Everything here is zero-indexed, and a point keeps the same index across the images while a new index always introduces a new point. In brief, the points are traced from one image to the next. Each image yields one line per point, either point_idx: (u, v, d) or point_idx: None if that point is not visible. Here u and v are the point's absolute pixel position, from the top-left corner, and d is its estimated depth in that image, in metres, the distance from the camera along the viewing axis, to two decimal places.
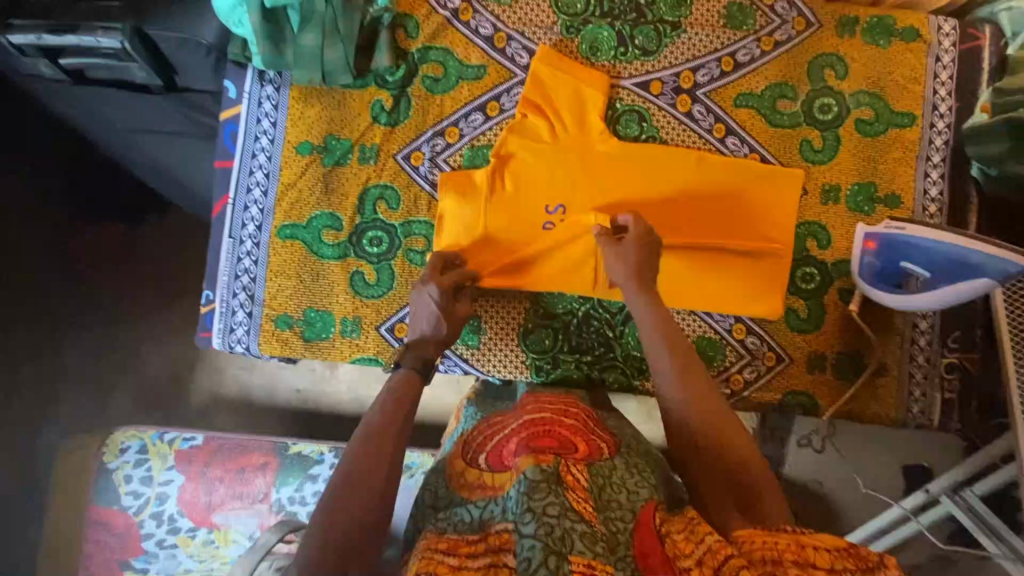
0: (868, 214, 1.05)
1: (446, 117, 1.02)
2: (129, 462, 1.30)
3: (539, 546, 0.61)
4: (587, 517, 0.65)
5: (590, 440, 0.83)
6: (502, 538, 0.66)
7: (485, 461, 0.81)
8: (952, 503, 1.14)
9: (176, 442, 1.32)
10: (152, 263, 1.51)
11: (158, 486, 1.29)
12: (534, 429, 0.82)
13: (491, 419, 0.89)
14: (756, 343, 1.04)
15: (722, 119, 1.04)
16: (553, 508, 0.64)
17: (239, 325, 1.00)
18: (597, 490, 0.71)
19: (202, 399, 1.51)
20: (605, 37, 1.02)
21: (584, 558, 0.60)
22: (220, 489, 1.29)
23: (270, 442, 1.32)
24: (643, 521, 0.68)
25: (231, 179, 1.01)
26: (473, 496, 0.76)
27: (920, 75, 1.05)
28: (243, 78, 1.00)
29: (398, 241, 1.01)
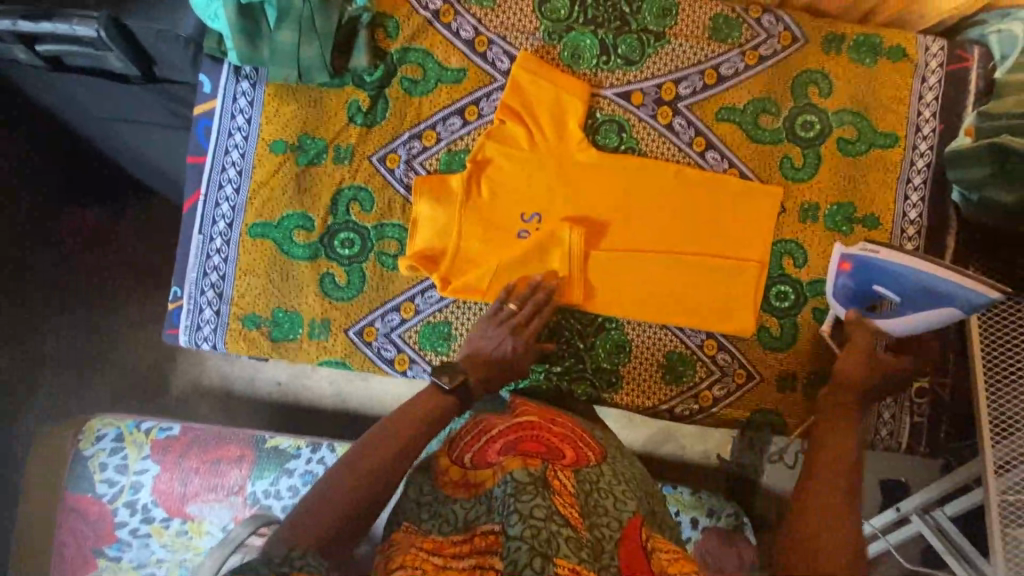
0: (846, 235, 1.04)
1: (423, 120, 1.01)
2: (105, 449, 1.30)
3: (524, 548, 0.64)
4: (571, 521, 0.69)
5: (577, 447, 0.84)
6: (489, 540, 0.70)
7: (470, 461, 0.81)
8: (922, 522, 1.16)
9: (153, 432, 1.32)
10: (135, 252, 1.50)
11: (133, 475, 1.28)
12: (520, 432, 0.83)
13: (479, 419, 0.88)
14: (728, 360, 1.03)
15: (703, 132, 1.02)
16: (540, 509, 0.68)
17: (206, 323, 0.99)
18: (584, 497, 0.75)
19: (181, 390, 1.51)
20: (587, 44, 1.01)
21: (569, 562, 0.64)
22: (195, 480, 1.28)
23: (248, 435, 1.33)
24: (629, 532, 0.72)
25: (203, 175, 0.99)
26: (458, 494, 0.78)
27: (905, 96, 1.04)
28: (218, 72, 0.99)
29: (370, 244, 1.00)
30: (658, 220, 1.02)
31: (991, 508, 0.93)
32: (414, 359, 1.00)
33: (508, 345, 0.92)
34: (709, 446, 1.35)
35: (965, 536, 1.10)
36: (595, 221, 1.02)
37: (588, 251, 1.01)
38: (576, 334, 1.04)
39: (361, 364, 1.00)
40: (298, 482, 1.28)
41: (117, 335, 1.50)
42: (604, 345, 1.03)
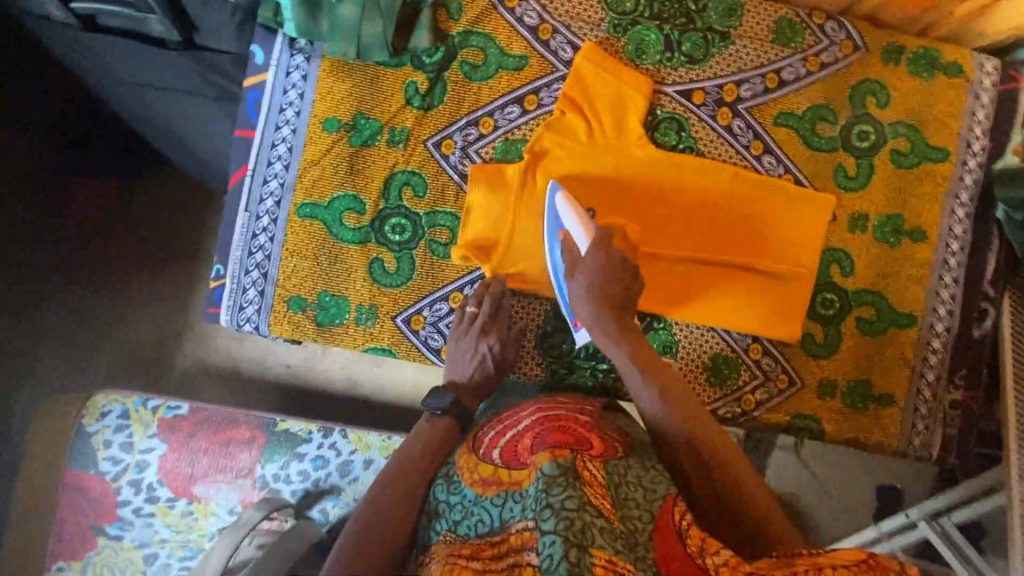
0: (893, 246, 1.05)
1: (481, 107, 0.98)
2: (109, 427, 1.25)
3: (560, 540, 0.57)
4: (604, 513, 0.64)
5: (604, 437, 0.80)
6: (523, 536, 0.64)
7: (500, 458, 0.78)
8: (930, 528, 1.18)
9: (159, 410, 1.27)
10: (152, 226, 1.45)
11: (138, 454, 1.24)
12: (547, 424, 0.80)
13: (501, 413, 0.86)
14: (771, 365, 1.04)
15: (760, 136, 1.02)
16: (571, 501, 0.61)
17: (249, 303, 0.96)
18: (614, 488, 0.69)
19: (187, 367, 1.46)
20: (652, 40, 1.00)
21: (605, 552, 0.58)
22: (203, 460, 1.25)
23: (258, 416, 1.28)
24: (662, 521, 0.67)
25: (252, 150, 0.96)
26: (487, 492, 0.74)
27: (958, 112, 1.05)
28: (272, 44, 0.95)
29: (422, 231, 0.98)
30: (711, 223, 1.02)
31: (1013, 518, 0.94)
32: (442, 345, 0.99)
33: (481, 348, 0.94)
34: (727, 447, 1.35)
35: (971, 545, 1.13)
36: (648, 219, 1.01)
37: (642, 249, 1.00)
38: None
39: (407, 353, 0.98)
40: (308, 467, 1.27)
41: (129, 311, 1.44)
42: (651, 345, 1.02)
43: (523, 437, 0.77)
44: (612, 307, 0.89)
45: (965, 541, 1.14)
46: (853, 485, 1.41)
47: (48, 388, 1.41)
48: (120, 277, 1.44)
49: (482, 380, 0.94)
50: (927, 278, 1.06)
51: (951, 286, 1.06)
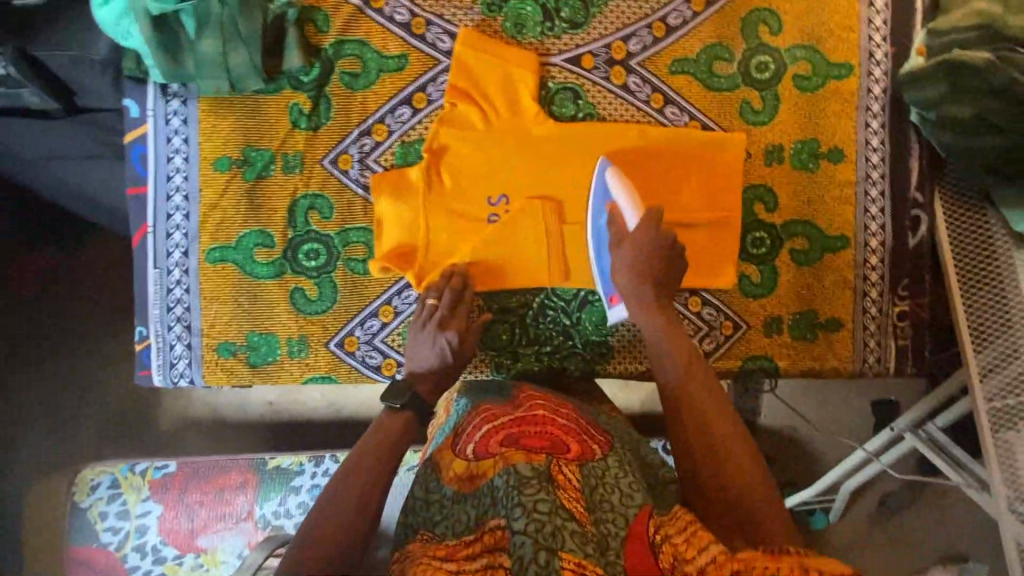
0: (813, 172, 1.04)
1: (371, 115, 0.96)
2: (102, 498, 1.24)
3: (529, 542, 0.64)
4: (576, 516, 0.68)
5: (582, 440, 0.81)
6: (496, 536, 0.68)
7: (472, 451, 0.80)
8: (917, 437, 1.21)
9: (149, 472, 1.27)
10: (84, 295, 1.41)
11: (136, 519, 1.23)
12: (524, 424, 0.81)
13: (480, 408, 0.85)
14: (713, 314, 1.03)
15: (659, 88, 1.00)
16: (544, 505, 0.67)
17: (179, 358, 0.95)
18: (588, 490, 0.72)
19: (172, 424, 1.44)
20: (529, 12, 0.97)
21: (575, 555, 0.63)
22: (202, 512, 1.24)
23: (248, 459, 1.29)
24: (636, 531, 0.68)
25: (148, 206, 0.94)
26: (462, 489, 0.77)
27: (854, 24, 1.02)
28: (143, 93, 0.92)
29: (337, 252, 0.96)
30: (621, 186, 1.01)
31: (981, 408, 0.96)
32: (375, 341, 0.97)
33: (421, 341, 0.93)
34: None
35: (956, 445, 1.19)
36: (560, 194, 0.99)
37: (562, 226, 0.99)
38: (560, 311, 1.02)
39: (348, 376, 0.97)
40: (307, 498, 1.25)
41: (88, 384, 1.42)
42: (590, 318, 1.02)
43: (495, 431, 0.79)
44: (651, 279, 0.89)
45: (951, 441, 1.19)
46: (843, 407, 1.42)
47: (21, 478, 1.39)
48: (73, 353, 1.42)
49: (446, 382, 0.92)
50: (853, 197, 1.04)
51: (879, 199, 1.05)
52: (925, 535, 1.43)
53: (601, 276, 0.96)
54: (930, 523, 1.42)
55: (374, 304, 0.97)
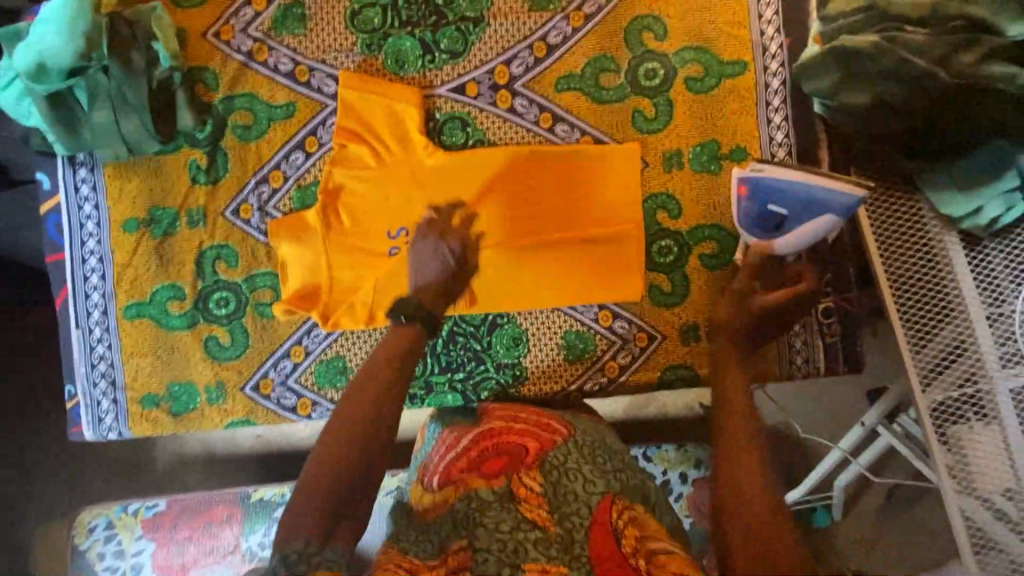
0: (717, 173, 1.01)
1: (266, 163, 0.99)
2: (99, 540, 1.22)
3: (492, 560, 0.65)
4: (539, 522, 0.69)
5: (541, 436, 0.83)
6: (461, 558, 0.67)
7: (437, 480, 0.81)
8: (890, 433, 1.17)
9: (142, 511, 1.24)
10: (18, 349, 1.25)
11: (131, 557, 1.21)
12: (488, 441, 0.83)
13: (444, 434, 0.89)
14: (625, 327, 1.02)
15: (547, 107, 1.00)
16: (506, 523, 0.69)
17: (106, 413, 0.99)
18: (551, 490, 0.73)
19: (167, 462, 1.38)
20: (408, 48, 0.99)
21: (538, 563, 0.65)
22: (191, 548, 1.22)
23: (232, 492, 1.25)
24: (598, 518, 0.70)
25: (66, 271, 0.99)
26: (427, 513, 0.77)
27: (744, 19, 1.00)
28: (54, 167, 0.98)
29: (246, 298, 1.00)
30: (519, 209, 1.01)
31: (923, 406, 0.95)
32: (288, 381, 1.00)
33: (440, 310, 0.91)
34: (690, 398, 1.29)
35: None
36: (458, 222, 1.00)
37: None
38: (472, 337, 1.02)
39: (266, 418, 1.00)
40: None
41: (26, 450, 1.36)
42: (501, 341, 1.02)
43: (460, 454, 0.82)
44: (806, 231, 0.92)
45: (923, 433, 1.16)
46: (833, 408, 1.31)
47: None
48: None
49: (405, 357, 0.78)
50: None
51: None
52: (910, 536, 1.34)
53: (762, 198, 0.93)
54: (914, 522, 1.33)
55: (285, 345, 1.00)
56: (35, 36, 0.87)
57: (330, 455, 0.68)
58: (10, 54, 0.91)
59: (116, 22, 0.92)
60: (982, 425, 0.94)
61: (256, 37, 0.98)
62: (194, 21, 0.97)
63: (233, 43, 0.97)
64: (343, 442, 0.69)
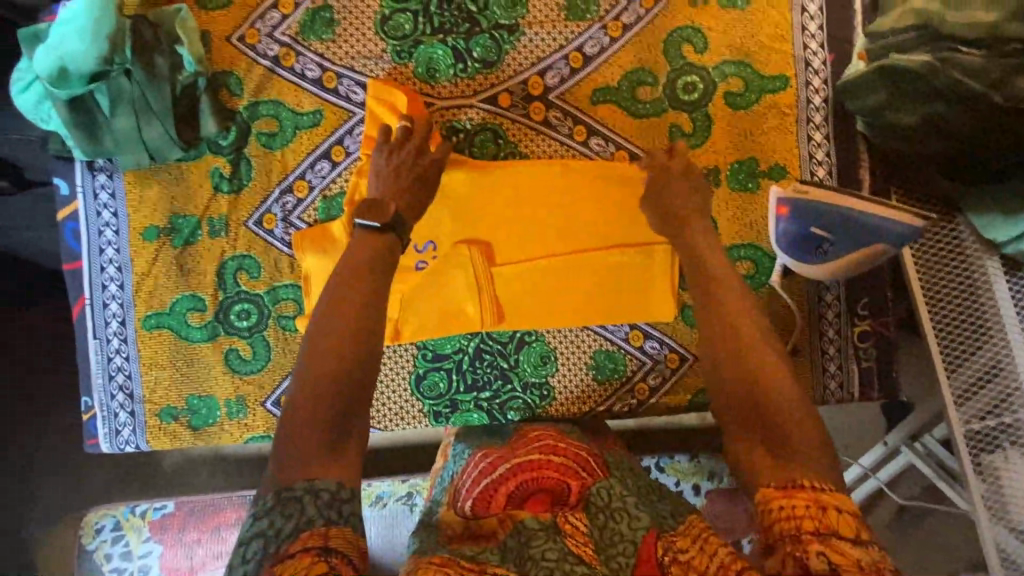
0: (754, 192, 0.98)
1: (291, 172, 0.96)
2: (107, 540, 1.19)
3: None
4: (586, 559, 0.67)
5: (582, 474, 0.80)
6: None
7: (472, 508, 0.78)
8: (913, 453, 1.17)
9: (148, 513, 1.21)
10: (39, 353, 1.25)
11: (139, 559, 1.18)
12: (527, 473, 0.80)
13: (478, 459, 0.86)
14: (656, 348, 1.00)
15: (581, 120, 0.97)
16: (552, 552, 0.66)
17: (124, 426, 0.97)
18: (597, 532, 0.71)
19: (174, 463, 1.36)
20: (440, 56, 0.95)
21: None
22: (199, 550, 1.19)
23: (241, 495, 1.23)
24: (643, 556, 0.66)
25: (84, 279, 0.96)
26: (462, 545, 0.73)
27: (787, 32, 0.97)
28: (72, 172, 0.95)
29: (267, 310, 0.97)
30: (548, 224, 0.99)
31: (957, 433, 0.93)
32: None
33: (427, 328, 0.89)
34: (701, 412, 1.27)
35: (954, 457, 1.14)
36: (486, 237, 0.97)
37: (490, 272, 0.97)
38: (498, 355, 1.00)
39: None
40: None
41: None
42: (528, 360, 1.00)
43: (500, 484, 0.79)
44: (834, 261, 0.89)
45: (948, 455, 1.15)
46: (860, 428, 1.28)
47: None
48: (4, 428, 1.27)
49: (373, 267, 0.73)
50: None
51: None
52: (934, 558, 1.31)
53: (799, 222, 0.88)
54: (938, 545, 1.31)
55: None
56: (56, 39, 0.84)
57: (313, 391, 0.65)
58: (30, 56, 0.87)
59: (139, 24, 0.88)
60: (1018, 453, 0.91)
61: (283, 41, 0.94)
62: (219, 23, 0.94)
63: (259, 48, 0.94)
64: (323, 371, 0.66)
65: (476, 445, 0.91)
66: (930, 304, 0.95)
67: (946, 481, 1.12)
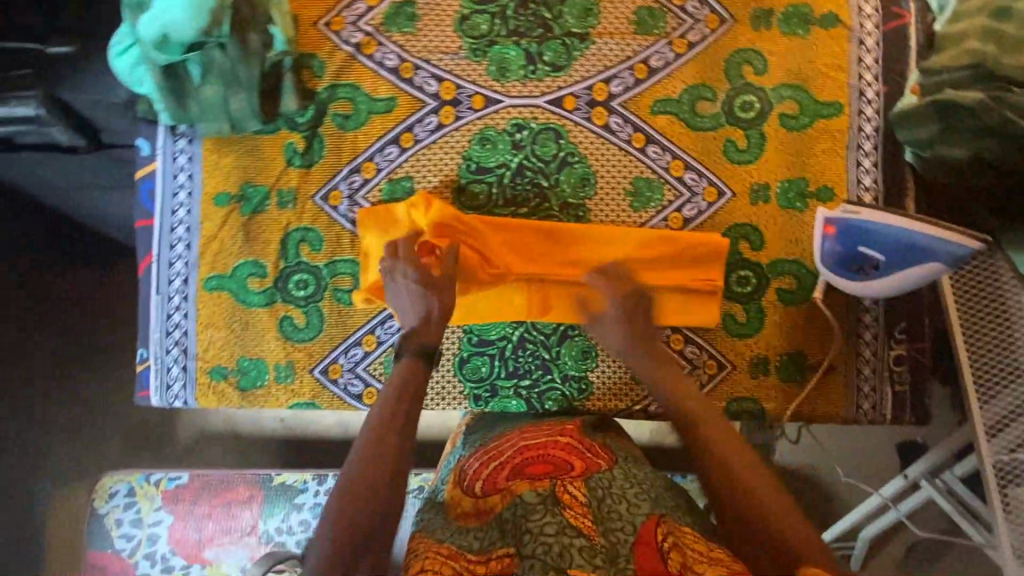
0: (802, 211, 1.02)
1: (361, 153, 1.01)
2: (119, 506, 1.21)
3: (538, 564, 0.67)
4: (584, 531, 0.70)
5: (586, 458, 0.85)
6: (505, 563, 0.70)
7: (479, 488, 0.83)
8: (933, 487, 1.17)
9: (162, 483, 1.24)
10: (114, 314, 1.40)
11: (148, 528, 1.20)
12: (528, 455, 0.86)
13: (484, 448, 0.92)
14: (696, 353, 1.02)
15: (640, 128, 1.01)
16: (551, 527, 0.70)
17: (175, 380, 1.01)
18: (596, 504, 0.75)
19: (188, 436, 1.42)
20: (513, 57, 1.01)
21: (585, 571, 0.66)
22: (209, 525, 1.20)
23: (254, 473, 1.26)
24: (644, 537, 0.70)
25: (154, 237, 1.01)
26: (467, 523, 0.79)
27: (844, 62, 1.01)
28: (155, 135, 1.01)
29: (325, 282, 1.01)
30: (601, 223, 1.02)
31: (988, 469, 0.94)
32: (353, 367, 1.01)
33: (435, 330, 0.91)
34: None
35: (974, 495, 1.15)
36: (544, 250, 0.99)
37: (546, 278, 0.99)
38: (541, 345, 1.03)
39: (330, 402, 1.01)
40: (308, 516, 1.22)
41: (79, 404, 1.40)
42: (570, 355, 1.03)
43: (502, 466, 0.84)
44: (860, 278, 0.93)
45: (969, 494, 1.15)
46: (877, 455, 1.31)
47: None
48: (69, 373, 1.40)
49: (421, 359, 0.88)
50: None
51: None
52: None
53: (832, 239, 0.92)
54: None
55: (356, 335, 1.01)
56: (159, 9, 0.87)
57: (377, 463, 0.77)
58: (132, 22, 0.92)
59: None
60: None
61: (366, 31, 1.00)
62: (310, 9, 1.00)
63: (343, 34, 1.00)
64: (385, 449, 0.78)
65: (512, 426, 0.96)
66: (965, 334, 0.96)
67: (965, 518, 1.14)
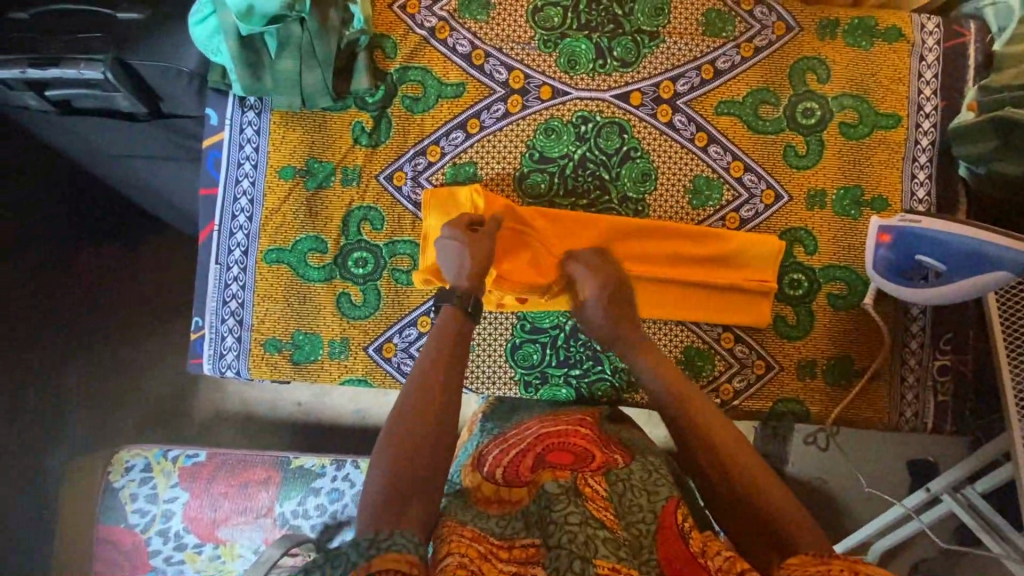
0: (856, 218, 1.04)
1: (427, 136, 1.02)
2: (135, 480, 1.19)
3: (563, 553, 0.64)
4: (607, 523, 0.69)
5: (604, 451, 0.85)
6: (529, 552, 0.69)
7: (500, 475, 0.82)
8: (954, 500, 1.15)
9: (180, 459, 1.22)
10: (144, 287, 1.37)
11: (164, 503, 1.18)
12: (548, 442, 0.85)
13: (501, 437, 0.90)
14: (745, 352, 1.04)
15: (703, 127, 1.03)
16: (574, 516, 0.67)
17: (228, 350, 1.01)
18: (618, 498, 0.75)
19: (205, 417, 1.39)
20: (583, 50, 1.02)
21: (609, 561, 0.64)
22: (224, 504, 1.19)
23: (273, 455, 1.23)
24: (666, 522, 0.72)
25: (216, 206, 1.02)
26: (489, 509, 0.78)
27: (904, 76, 1.04)
28: (224, 105, 1.01)
29: (383, 261, 1.01)
30: (661, 218, 1.03)
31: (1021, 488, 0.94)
32: (407, 347, 1.01)
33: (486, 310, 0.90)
34: None
35: (996, 512, 1.11)
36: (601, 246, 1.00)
37: None
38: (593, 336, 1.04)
39: (382, 380, 1.02)
40: (325, 500, 1.20)
41: (103, 374, 1.37)
42: None
43: (525, 456, 0.83)
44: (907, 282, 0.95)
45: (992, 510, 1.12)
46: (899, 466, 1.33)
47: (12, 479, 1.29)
48: (94, 343, 1.37)
49: (453, 344, 0.86)
50: None
51: None
52: None
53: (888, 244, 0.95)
54: None
55: (412, 315, 1.01)
56: None
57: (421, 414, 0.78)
58: None
59: None
60: None
61: (440, 16, 1.01)
62: None
63: (417, 18, 1.01)
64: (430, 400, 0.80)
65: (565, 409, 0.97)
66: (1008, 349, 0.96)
67: (990, 534, 1.10)
